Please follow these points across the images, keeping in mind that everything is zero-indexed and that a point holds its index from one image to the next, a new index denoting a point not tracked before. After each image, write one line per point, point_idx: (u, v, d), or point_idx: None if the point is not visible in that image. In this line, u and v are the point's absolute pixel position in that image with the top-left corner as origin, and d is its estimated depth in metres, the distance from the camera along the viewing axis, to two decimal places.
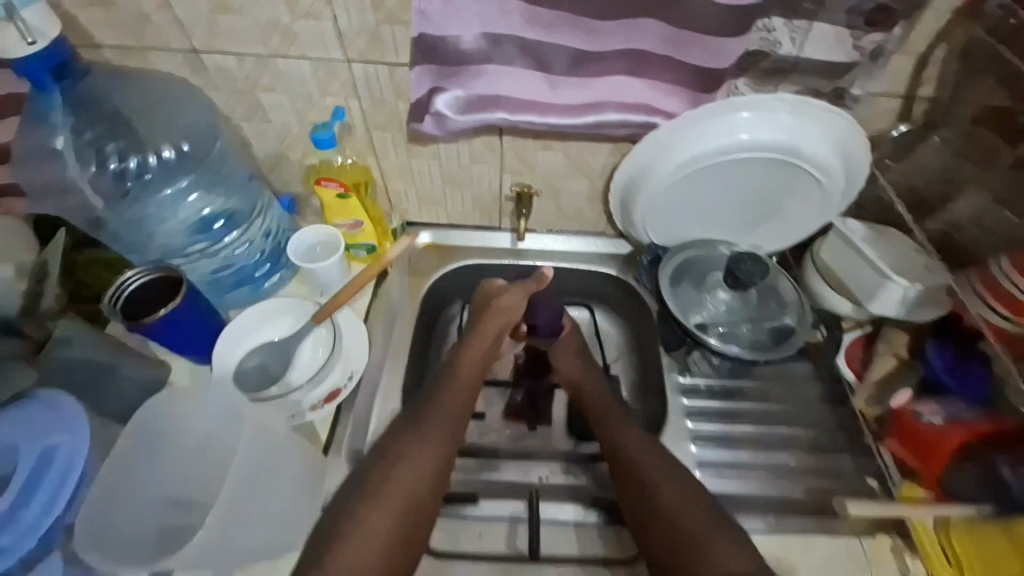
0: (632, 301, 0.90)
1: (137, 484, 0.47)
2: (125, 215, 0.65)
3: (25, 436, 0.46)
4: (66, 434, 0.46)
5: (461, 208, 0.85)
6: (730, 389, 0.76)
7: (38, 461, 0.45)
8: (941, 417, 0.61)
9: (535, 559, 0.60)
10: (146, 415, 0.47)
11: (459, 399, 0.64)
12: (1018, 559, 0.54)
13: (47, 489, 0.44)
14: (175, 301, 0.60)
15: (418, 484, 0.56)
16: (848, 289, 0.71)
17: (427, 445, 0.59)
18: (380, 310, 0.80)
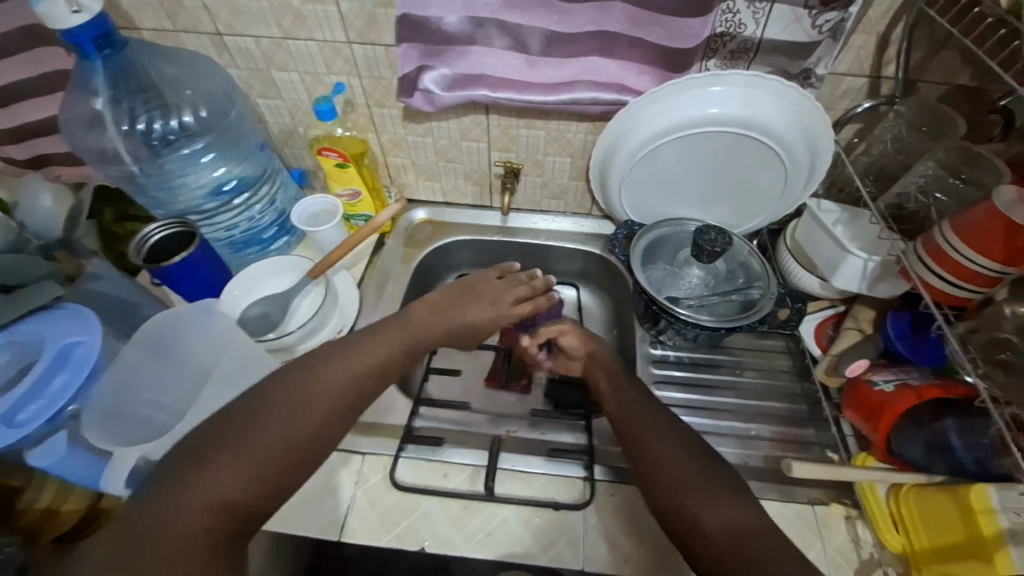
0: (613, 278, 0.95)
1: (140, 389, 0.55)
2: (154, 174, 0.74)
3: (46, 331, 0.53)
4: (86, 334, 0.52)
5: (454, 183, 0.92)
6: (699, 361, 0.80)
7: (60, 354, 0.51)
8: (895, 382, 0.62)
9: (490, 496, 0.63)
10: (150, 329, 0.55)
11: (374, 354, 0.57)
12: (963, 524, 0.52)
13: (65, 375, 0.50)
14: (191, 248, 0.68)
15: (291, 428, 0.49)
16: (815, 265, 0.73)
17: (314, 395, 0.51)
18: (375, 273, 0.88)
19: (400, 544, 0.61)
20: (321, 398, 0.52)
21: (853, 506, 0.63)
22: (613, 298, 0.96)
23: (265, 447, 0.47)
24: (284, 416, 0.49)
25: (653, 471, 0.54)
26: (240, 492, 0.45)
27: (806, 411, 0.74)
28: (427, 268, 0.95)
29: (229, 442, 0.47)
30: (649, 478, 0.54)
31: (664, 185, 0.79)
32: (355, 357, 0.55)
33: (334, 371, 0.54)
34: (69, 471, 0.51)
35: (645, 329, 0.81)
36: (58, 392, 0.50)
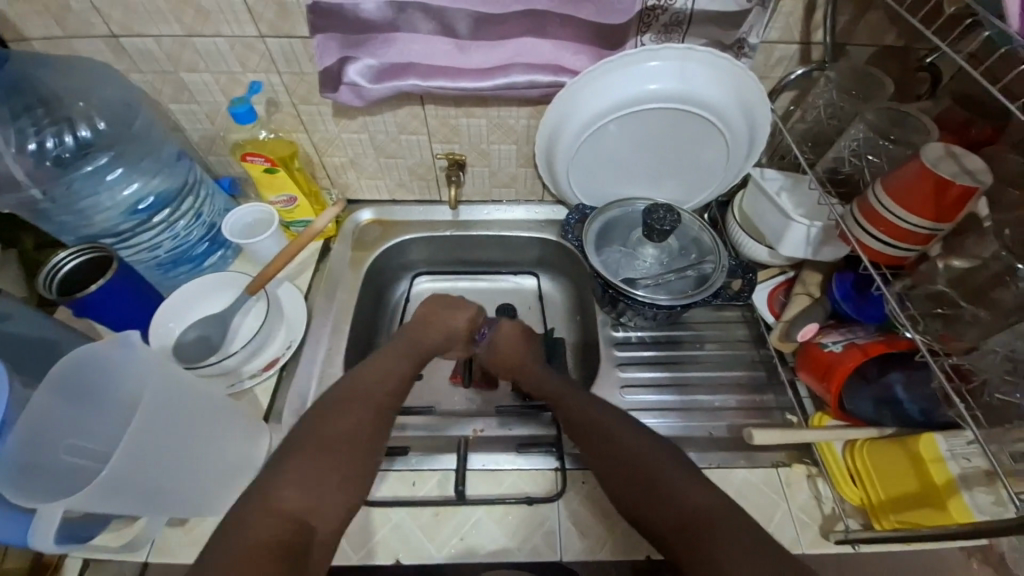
0: (571, 263, 0.94)
1: (59, 434, 0.49)
2: (53, 196, 0.67)
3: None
4: None
5: (399, 179, 0.89)
6: (661, 339, 0.80)
7: None
8: (843, 343, 0.63)
9: (461, 500, 0.62)
10: (65, 369, 0.49)
11: (392, 368, 0.63)
12: (915, 475, 0.56)
13: None
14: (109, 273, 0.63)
15: (352, 436, 0.55)
16: (762, 234, 0.74)
17: (362, 408, 0.57)
18: (323, 280, 0.83)
19: (372, 560, 0.59)
20: (360, 411, 0.57)
21: (813, 464, 0.65)
22: (573, 283, 0.95)
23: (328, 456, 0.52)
24: (337, 425, 0.55)
25: (627, 465, 0.53)
26: (306, 503, 0.48)
27: (765, 377, 0.75)
28: (380, 271, 0.92)
29: (300, 453, 0.52)
30: (617, 470, 0.54)
31: (609, 166, 0.78)
32: (375, 373, 0.62)
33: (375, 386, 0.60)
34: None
35: (606, 312, 0.82)
36: None
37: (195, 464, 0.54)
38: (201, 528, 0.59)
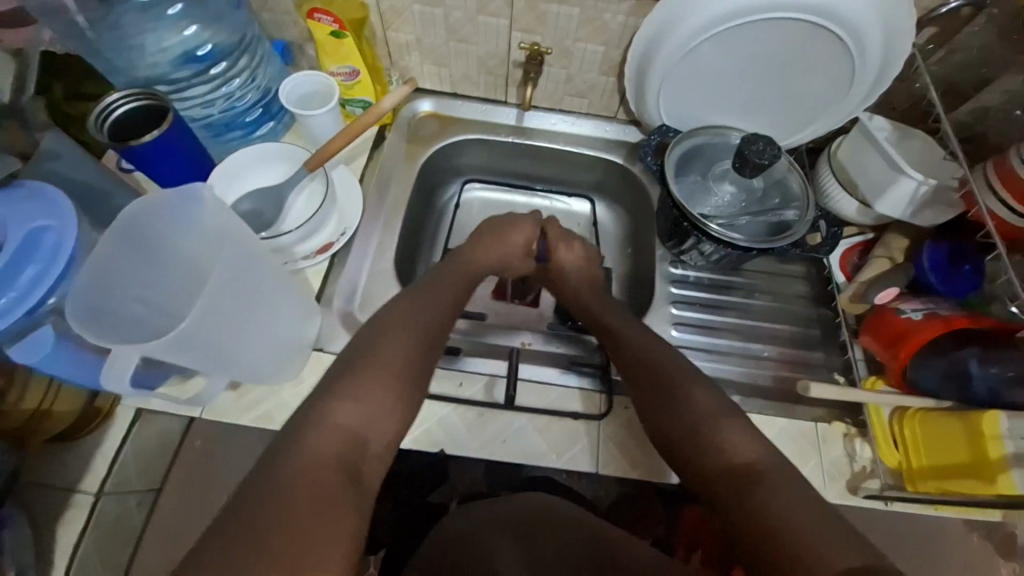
0: (633, 192, 0.88)
1: (122, 282, 0.48)
2: (104, 28, 0.60)
3: (10, 220, 0.44)
4: (54, 219, 0.46)
5: (466, 70, 0.80)
6: (719, 283, 0.77)
7: (25, 242, 0.45)
8: (922, 313, 0.60)
9: (509, 406, 0.63)
10: (131, 217, 0.47)
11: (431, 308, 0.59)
12: (965, 444, 0.56)
13: (36, 265, 0.44)
14: (164, 125, 0.58)
15: (377, 394, 0.51)
16: (857, 188, 0.68)
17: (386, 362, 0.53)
18: (376, 170, 0.78)
19: (416, 448, 0.61)
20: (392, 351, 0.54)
21: (854, 425, 0.64)
22: (630, 214, 0.90)
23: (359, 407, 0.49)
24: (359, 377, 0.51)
25: (685, 419, 0.53)
26: (343, 447, 0.47)
27: (818, 335, 0.73)
28: (431, 170, 0.86)
29: (320, 413, 0.48)
30: (672, 426, 0.54)
31: (707, 87, 0.70)
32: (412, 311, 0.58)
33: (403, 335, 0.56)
34: (62, 367, 0.47)
35: (666, 247, 0.77)
36: (31, 282, 0.44)
37: (254, 330, 0.54)
38: (254, 394, 0.61)
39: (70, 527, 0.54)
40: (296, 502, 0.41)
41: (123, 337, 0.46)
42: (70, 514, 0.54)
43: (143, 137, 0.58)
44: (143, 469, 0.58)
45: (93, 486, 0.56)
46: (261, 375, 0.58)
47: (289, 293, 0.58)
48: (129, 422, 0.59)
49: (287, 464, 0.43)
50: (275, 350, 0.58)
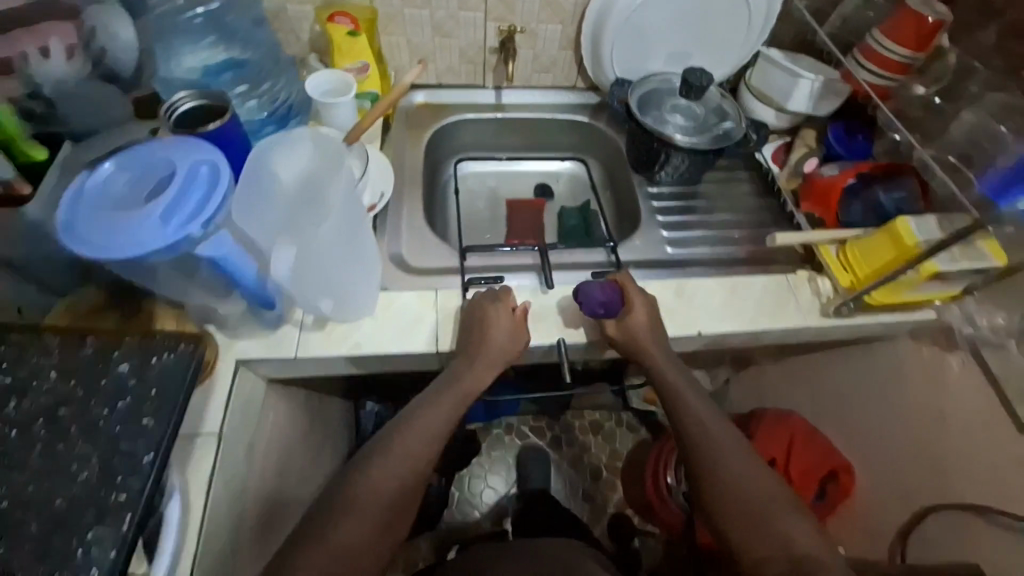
0: (602, 144, 1.06)
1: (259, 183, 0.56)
2: (167, 43, 0.73)
3: (181, 154, 0.49)
4: (210, 153, 0.49)
5: (450, 62, 0.96)
6: (687, 193, 0.97)
7: (188, 173, 0.48)
8: (836, 171, 0.82)
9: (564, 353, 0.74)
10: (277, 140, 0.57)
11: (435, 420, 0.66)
12: (889, 251, 0.72)
13: (203, 188, 0.47)
14: (224, 116, 0.65)
15: (372, 523, 0.59)
16: (772, 99, 0.90)
17: (448, 398, 0.68)
18: (392, 149, 0.92)
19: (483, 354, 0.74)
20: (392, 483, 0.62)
21: (813, 270, 0.84)
22: (603, 164, 1.08)
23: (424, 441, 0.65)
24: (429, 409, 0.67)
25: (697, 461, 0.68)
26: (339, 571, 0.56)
27: (771, 217, 0.93)
28: (433, 151, 1.01)
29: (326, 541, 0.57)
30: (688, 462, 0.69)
31: (648, 41, 0.92)
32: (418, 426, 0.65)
33: (461, 376, 0.69)
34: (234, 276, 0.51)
35: (641, 174, 0.97)
36: (201, 202, 0.46)
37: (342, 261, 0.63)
38: (341, 331, 0.70)
39: (199, 466, 0.59)
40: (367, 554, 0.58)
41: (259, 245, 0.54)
42: (198, 455, 0.59)
43: (206, 127, 0.65)
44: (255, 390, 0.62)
45: (214, 428, 0.61)
46: (346, 308, 0.68)
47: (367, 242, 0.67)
48: (232, 372, 0.65)
49: (355, 523, 0.58)
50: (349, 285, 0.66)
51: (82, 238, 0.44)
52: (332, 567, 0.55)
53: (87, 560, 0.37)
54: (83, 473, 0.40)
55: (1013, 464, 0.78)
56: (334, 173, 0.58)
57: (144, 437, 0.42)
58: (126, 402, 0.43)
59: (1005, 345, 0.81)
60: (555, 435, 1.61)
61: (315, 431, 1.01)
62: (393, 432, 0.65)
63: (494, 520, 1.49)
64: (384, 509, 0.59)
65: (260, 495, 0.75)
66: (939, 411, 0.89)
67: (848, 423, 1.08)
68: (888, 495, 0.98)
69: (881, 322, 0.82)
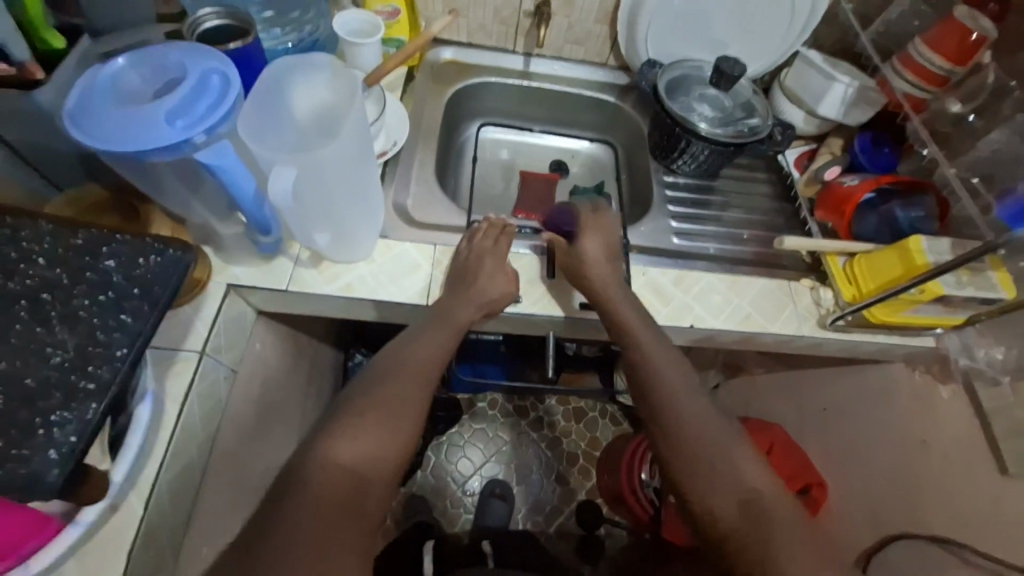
0: (624, 126, 1.04)
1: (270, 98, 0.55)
2: None
3: (195, 59, 0.49)
4: (224, 61, 0.49)
5: (483, 20, 0.94)
6: (703, 186, 0.96)
7: (199, 78, 0.48)
8: (857, 180, 0.80)
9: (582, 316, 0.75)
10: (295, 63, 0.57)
11: (429, 349, 0.67)
12: (897, 269, 0.71)
13: (211, 95, 0.47)
14: (247, 37, 0.64)
15: (381, 427, 0.60)
16: (802, 101, 0.88)
17: (409, 372, 0.65)
18: (411, 100, 0.92)
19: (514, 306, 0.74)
20: (393, 400, 0.62)
21: (816, 280, 0.83)
22: (622, 148, 1.06)
23: (391, 411, 0.61)
24: (390, 381, 0.64)
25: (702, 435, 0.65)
26: (348, 470, 0.57)
27: (783, 221, 0.91)
28: (453, 109, 1.00)
29: (328, 440, 0.58)
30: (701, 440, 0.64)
31: (685, 24, 0.89)
32: (410, 352, 0.67)
33: (420, 353, 0.67)
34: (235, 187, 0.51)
35: (659, 161, 0.96)
36: (208, 108, 0.46)
37: (340, 197, 0.61)
38: (335, 270, 0.70)
39: (178, 379, 0.60)
40: (372, 456, 0.58)
41: (262, 159, 0.52)
42: (178, 367, 0.60)
43: (227, 46, 0.63)
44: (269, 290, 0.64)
45: (197, 345, 0.62)
46: (343, 246, 0.67)
47: (372, 185, 0.66)
48: (222, 294, 0.66)
49: (358, 426, 0.59)
50: (345, 226, 0.65)
51: (89, 127, 0.44)
52: (336, 480, 0.55)
53: (48, 440, 0.37)
54: (56, 357, 0.40)
55: (987, 499, 0.78)
56: (348, 103, 0.57)
57: (121, 332, 0.41)
58: (107, 297, 0.42)
59: (999, 381, 0.79)
60: (537, 415, 1.62)
61: (300, 372, 1.02)
62: (354, 407, 0.61)
63: (466, 489, 1.51)
64: (343, 484, 0.55)
65: (238, 422, 0.76)
66: (922, 438, 0.89)
67: (830, 441, 1.08)
68: (857, 514, 0.99)
69: (878, 342, 0.81)
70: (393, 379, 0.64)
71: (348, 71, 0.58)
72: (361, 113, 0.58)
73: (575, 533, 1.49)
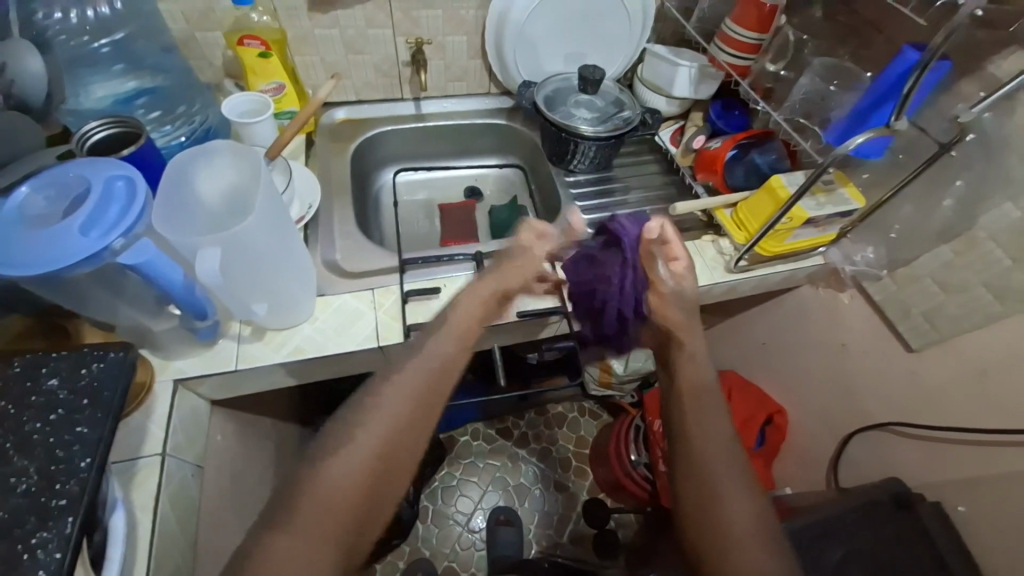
0: (520, 141, 1.13)
1: (185, 192, 0.57)
2: (78, 76, 0.73)
3: (96, 171, 0.52)
4: (126, 170, 0.52)
5: (367, 76, 1.01)
6: (602, 178, 1.06)
7: (104, 189, 0.51)
8: (720, 141, 0.93)
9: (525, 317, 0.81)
10: (199, 154, 0.59)
11: (420, 372, 0.60)
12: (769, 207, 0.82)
13: (119, 202, 0.50)
14: (139, 140, 0.65)
15: (360, 469, 0.54)
16: (659, 88, 1.01)
17: (400, 395, 0.58)
18: (315, 164, 0.96)
19: None
20: (373, 438, 0.55)
21: (715, 233, 0.95)
22: (523, 162, 1.15)
23: (373, 454, 0.55)
24: (367, 419, 0.56)
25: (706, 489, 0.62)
26: (330, 503, 0.52)
27: (676, 191, 1.03)
28: (359, 162, 1.05)
29: (314, 467, 0.54)
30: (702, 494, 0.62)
31: (545, 46, 1.01)
32: (404, 377, 0.59)
33: (409, 374, 0.59)
34: (156, 277, 0.54)
35: (558, 165, 1.05)
36: (116, 216, 0.50)
37: (268, 275, 0.63)
38: (280, 338, 0.72)
39: (141, 487, 0.58)
40: (353, 501, 0.53)
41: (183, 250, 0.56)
42: (141, 476, 0.59)
43: (121, 152, 0.64)
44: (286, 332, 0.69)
45: (157, 448, 0.61)
46: (282, 312, 0.69)
47: (301, 252, 0.68)
48: (172, 391, 0.65)
49: (341, 462, 0.54)
50: (282, 297, 0.67)
51: (4, 258, 0.47)
52: (309, 527, 0.51)
53: (34, 562, 0.38)
54: (22, 484, 0.41)
55: (905, 375, 0.90)
56: (256, 177, 0.60)
57: (80, 444, 0.43)
58: (58, 415, 0.44)
59: (880, 276, 0.91)
60: (519, 432, 1.64)
61: (267, 454, 0.99)
62: (336, 434, 0.56)
63: (471, 527, 1.49)
64: (319, 524, 0.51)
65: (214, 519, 0.74)
66: (842, 342, 1.01)
67: (775, 370, 1.20)
68: (816, 426, 1.10)
69: (779, 271, 0.94)
70: (373, 418, 0.57)
71: (254, 155, 0.60)
72: (270, 190, 0.60)
73: (587, 534, 1.51)
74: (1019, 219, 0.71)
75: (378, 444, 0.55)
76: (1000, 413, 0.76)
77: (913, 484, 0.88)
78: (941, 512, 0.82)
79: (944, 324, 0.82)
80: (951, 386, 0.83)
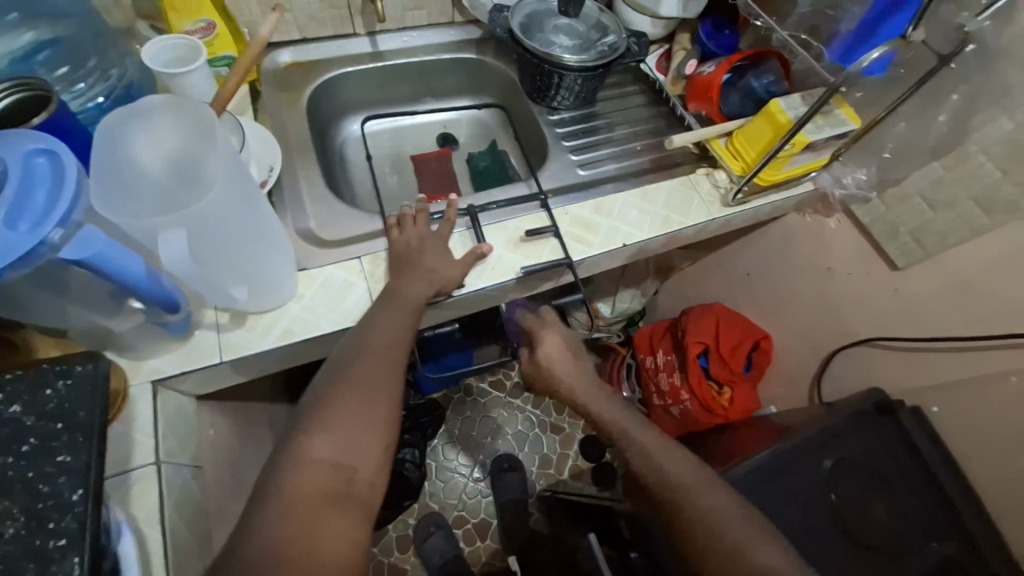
0: (491, 77, 1.02)
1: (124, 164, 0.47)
2: None
3: (4, 146, 0.42)
4: (46, 144, 0.43)
5: (311, 9, 0.87)
6: (587, 114, 0.98)
7: (24, 169, 0.42)
8: (713, 66, 0.87)
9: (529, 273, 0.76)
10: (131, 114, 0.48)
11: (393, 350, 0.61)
12: (766, 130, 0.78)
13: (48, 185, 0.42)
14: (50, 104, 0.53)
15: (358, 450, 0.53)
16: (642, 8, 0.92)
17: (373, 357, 0.59)
18: (266, 119, 0.84)
19: (483, 282, 0.75)
20: (357, 417, 0.55)
21: (707, 165, 0.91)
22: (499, 101, 1.05)
23: (360, 417, 0.55)
24: (314, 449, 0.52)
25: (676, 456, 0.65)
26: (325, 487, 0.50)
27: (665, 123, 0.96)
28: (316, 113, 0.93)
29: (304, 448, 0.52)
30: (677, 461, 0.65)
31: None
32: (377, 351, 0.60)
33: (381, 336, 0.61)
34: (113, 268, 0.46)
35: (539, 103, 0.96)
36: (48, 202, 0.41)
37: (241, 252, 0.55)
38: (263, 321, 0.65)
39: (140, 500, 0.53)
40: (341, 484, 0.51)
41: (139, 237, 0.47)
42: (137, 489, 0.53)
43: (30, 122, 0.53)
44: (322, 314, 0.66)
45: (149, 457, 0.55)
46: (264, 293, 0.62)
47: (274, 222, 0.60)
48: (150, 395, 0.58)
49: (331, 441, 0.53)
50: (261, 275, 0.59)
51: None
52: (306, 517, 0.48)
53: None
54: (9, 528, 0.36)
55: (888, 293, 0.93)
56: (210, 146, 0.50)
57: (66, 475, 0.38)
58: (31, 445, 0.39)
59: (869, 198, 0.90)
60: (512, 382, 1.66)
61: (261, 438, 0.94)
62: (316, 410, 0.55)
63: (475, 476, 1.52)
64: (311, 508, 0.48)
65: (220, 515, 0.69)
66: (827, 266, 1.03)
67: (759, 298, 1.22)
68: (800, 348, 1.14)
69: (771, 202, 0.93)
70: (357, 393, 0.56)
71: (199, 109, 0.50)
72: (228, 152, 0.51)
73: (585, 468, 1.58)
74: (1012, 131, 0.71)
75: (366, 435, 0.54)
76: (983, 322, 0.80)
77: (893, 392, 0.95)
78: (919, 415, 0.89)
79: (930, 241, 0.83)
80: (933, 300, 0.86)
